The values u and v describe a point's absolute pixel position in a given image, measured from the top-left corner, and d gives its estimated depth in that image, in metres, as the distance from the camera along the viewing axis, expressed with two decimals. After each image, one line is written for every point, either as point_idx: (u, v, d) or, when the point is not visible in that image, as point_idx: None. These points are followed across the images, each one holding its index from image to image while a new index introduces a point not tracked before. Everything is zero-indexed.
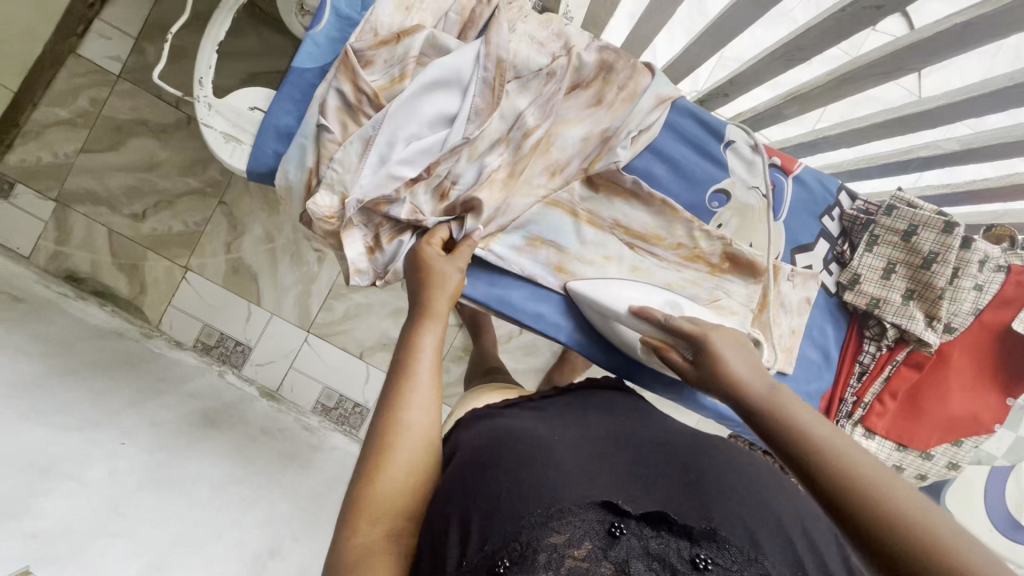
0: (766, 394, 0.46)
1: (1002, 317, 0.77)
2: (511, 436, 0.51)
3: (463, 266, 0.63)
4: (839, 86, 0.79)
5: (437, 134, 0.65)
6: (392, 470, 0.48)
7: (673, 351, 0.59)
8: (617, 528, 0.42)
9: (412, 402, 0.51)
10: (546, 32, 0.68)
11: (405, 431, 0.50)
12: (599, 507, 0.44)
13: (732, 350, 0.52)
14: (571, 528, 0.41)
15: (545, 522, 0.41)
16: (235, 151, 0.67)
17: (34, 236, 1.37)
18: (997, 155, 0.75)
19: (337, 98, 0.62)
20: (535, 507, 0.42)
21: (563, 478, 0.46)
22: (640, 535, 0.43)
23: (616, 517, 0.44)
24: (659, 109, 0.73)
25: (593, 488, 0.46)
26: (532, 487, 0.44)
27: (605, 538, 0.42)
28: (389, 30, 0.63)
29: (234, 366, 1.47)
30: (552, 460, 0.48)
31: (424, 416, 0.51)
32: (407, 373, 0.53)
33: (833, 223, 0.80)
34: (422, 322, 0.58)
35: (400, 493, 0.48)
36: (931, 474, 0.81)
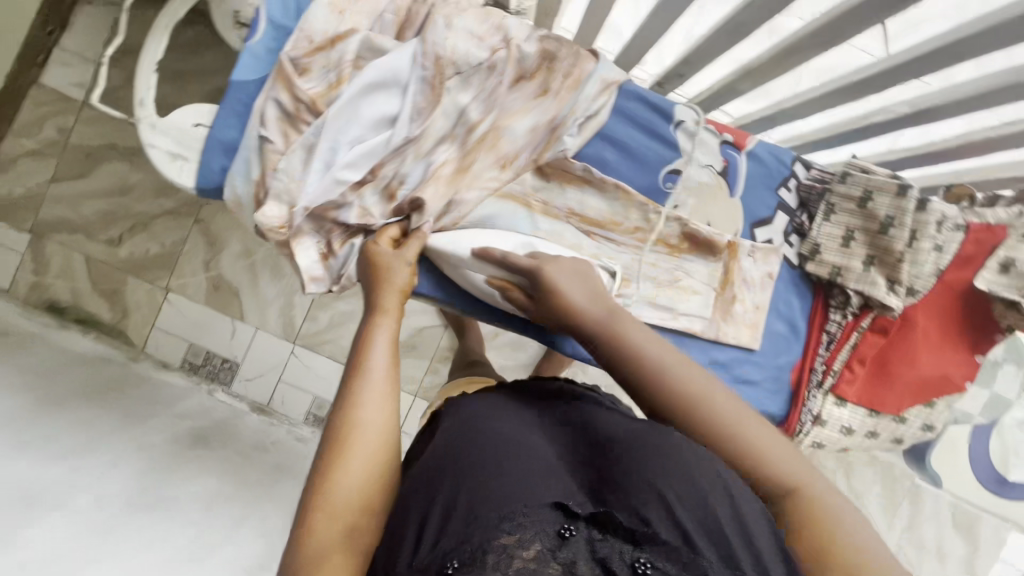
0: (604, 320, 0.57)
1: (963, 276, 0.78)
2: (474, 440, 0.50)
3: (411, 259, 0.63)
4: (785, 57, 0.79)
5: (380, 136, 0.65)
6: (345, 471, 0.47)
7: (517, 291, 0.66)
8: (568, 530, 0.41)
9: (365, 400, 0.50)
10: (486, 25, 0.67)
11: (358, 430, 0.48)
12: (553, 507, 0.42)
13: (568, 277, 0.60)
14: (522, 529, 0.40)
15: (498, 523, 0.40)
16: (183, 168, 0.67)
17: (13, 268, 1.37)
18: (946, 115, 0.75)
19: (276, 108, 0.62)
20: (489, 506, 0.41)
21: (518, 477, 0.44)
22: (590, 538, 0.41)
23: (568, 519, 0.42)
24: (604, 94, 0.74)
25: (552, 486, 0.44)
26: (488, 488, 0.43)
27: (555, 540, 0.40)
28: (323, 36, 0.63)
29: (223, 383, 1.48)
30: (513, 458, 0.46)
31: (379, 414, 0.50)
32: (363, 371, 0.52)
33: (790, 195, 0.80)
34: (373, 319, 0.56)
35: (355, 495, 0.46)
36: (907, 436, 0.82)
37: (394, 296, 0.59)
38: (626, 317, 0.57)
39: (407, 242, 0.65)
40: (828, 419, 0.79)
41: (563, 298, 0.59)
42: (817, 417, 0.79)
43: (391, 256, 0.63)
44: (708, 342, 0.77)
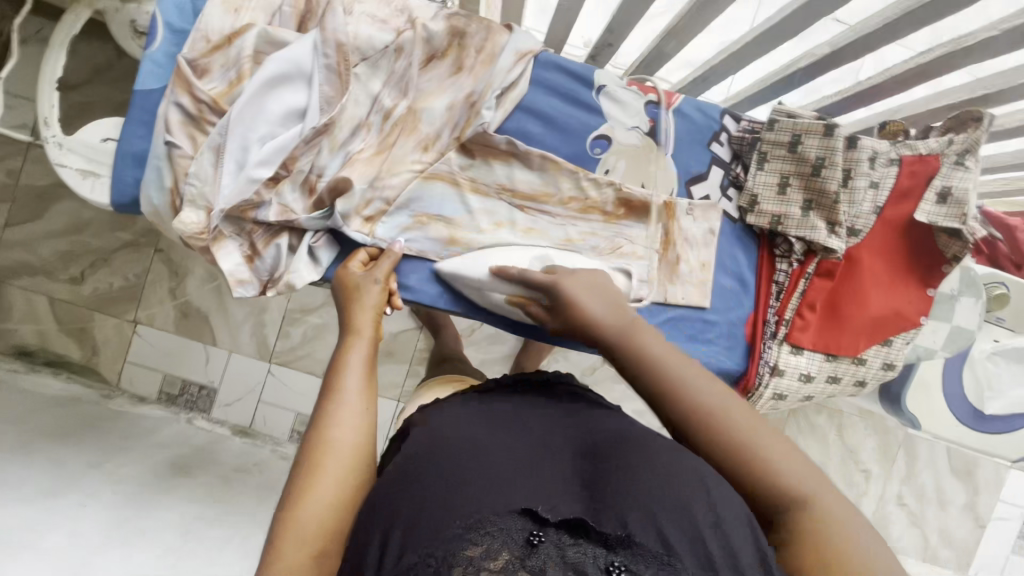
0: (622, 334, 0.55)
1: (903, 209, 0.77)
2: (443, 447, 0.48)
3: (383, 277, 0.64)
4: (700, 12, 0.78)
5: (291, 130, 0.64)
6: (317, 488, 0.47)
7: (534, 304, 0.65)
8: (536, 537, 0.40)
9: (336, 420, 0.50)
10: (389, 9, 0.67)
11: (329, 448, 0.49)
12: (521, 514, 0.41)
13: (586, 291, 0.59)
14: (489, 539, 0.39)
15: (462, 534, 0.39)
16: (95, 186, 0.66)
17: None
18: (865, 49, 0.75)
19: (178, 112, 0.61)
20: (453, 517, 0.40)
21: (485, 486, 0.43)
22: (559, 544, 0.39)
23: (537, 525, 0.41)
24: (521, 64, 0.72)
25: (518, 493, 0.43)
26: (454, 499, 0.42)
27: (524, 547, 0.39)
28: (221, 34, 0.62)
29: (202, 411, 1.45)
30: (478, 465, 0.45)
31: (352, 433, 0.50)
32: (335, 393, 0.52)
33: (723, 148, 0.79)
34: (346, 339, 0.57)
35: (325, 513, 0.46)
36: (869, 377, 0.81)
37: (370, 318, 0.59)
38: (647, 328, 0.56)
39: (377, 261, 0.65)
40: (786, 368, 0.77)
41: (587, 319, 0.57)
42: (773, 369, 0.77)
43: (360, 275, 0.63)
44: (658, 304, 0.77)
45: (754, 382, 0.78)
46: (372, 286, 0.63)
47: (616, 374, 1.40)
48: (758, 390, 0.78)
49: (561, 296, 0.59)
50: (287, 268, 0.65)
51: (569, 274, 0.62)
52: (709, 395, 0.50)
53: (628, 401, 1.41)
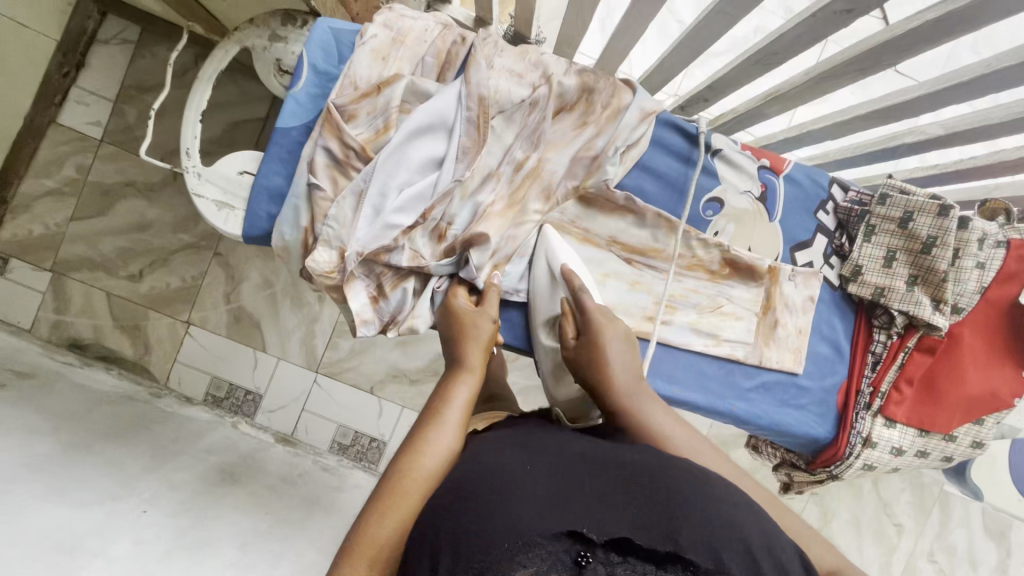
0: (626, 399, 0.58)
1: (1007, 292, 0.77)
2: (494, 461, 0.46)
3: (495, 315, 0.64)
4: (814, 86, 0.79)
5: (428, 178, 0.65)
6: (397, 511, 0.46)
7: (570, 319, 0.65)
8: (584, 558, 0.39)
9: (429, 449, 0.50)
10: (524, 63, 0.69)
11: (409, 471, 0.48)
12: (568, 536, 0.40)
13: (619, 342, 0.60)
14: (538, 562, 0.38)
15: (512, 555, 0.37)
16: (229, 217, 0.67)
17: (32, 308, 1.36)
18: (981, 135, 0.75)
19: (325, 155, 0.63)
20: (503, 535, 0.38)
21: (531, 504, 0.40)
22: (607, 564, 0.40)
23: (584, 545, 0.40)
24: (644, 123, 0.73)
25: (565, 512, 0.41)
26: (504, 511, 0.40)
27: (571, 569, 0.39)
28: (368, 82, 0.64)
29: (246, 416, 1.46)
30: (526, 483, 0.43)
31: (436, 463, 0.49)
32: (435, 421, 0.53)
33: (828, 217, 0.80)
34: (454, 372, 0.57)
35: (396, 536, 0.45)
36: (957, 454, 0.81)
37: (477, 347, 0.60)
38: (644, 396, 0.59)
39: (486, 294, 0.65)
40: (878, 440, 0.78)
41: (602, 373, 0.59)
42: (868, 440, 0.78)
43: (474, 312, 0.63)
44: (753, 366, 0.78)
45: (844, 452, 0.79)
46: (484, 323, 0.62)
47: None
48: (847, 460, 0.79)
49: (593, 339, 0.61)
50: (412, 312, 0.67)
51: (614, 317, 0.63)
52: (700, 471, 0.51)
53: None
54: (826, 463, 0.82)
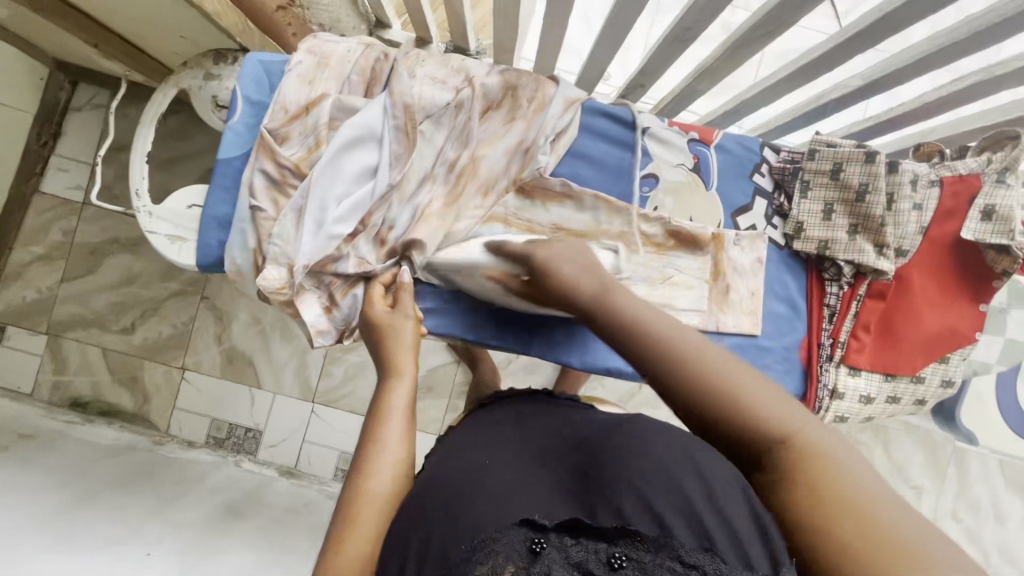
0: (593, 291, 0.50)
1: (949, 229, 0.78)
2: (447, 479, 0.50)
3: (412, 312, 0.65)
4: (734, 53, 0.81)
5: (364, 187, 0.69)
6: (356, 536, 0.46)
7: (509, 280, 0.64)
8: (538, 544, 0.38)
9: (374, 468, 0.50)
10: (446, 70, 0.73)
11: (363, 497, 0.48)
12: (519, 525, 0.40)
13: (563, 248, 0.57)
14: (493, 557, 0.38)
15: (470, 556, 0.39)
16: (182, 249, 0.70)
17: (32, 372, 1.40)
18: (898, 80, 0.77)
19: (262, 178, 0.66)
20: (461, 540, 0.41)
21: (485, 508, 0.44)
22: (562, 546, 0.38)
23: (537, 532, 0.40)
24: (570, 110, 0.77)
25: (516, 507, 0.43)
26: (460, 520, 0.43)
27: (527, 557, 0.38)
28: (298, 104, 0.68)
29: (249, 453, 1.48)
30: (481, 491, 0.46)
31: (387, 476, 0.50)
32: (375, 439, 0.53)
33: (765, 179, 0.82)
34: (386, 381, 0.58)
35: (362, 558, 0.45)
36: (929, 396, 0.81)
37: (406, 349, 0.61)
38: (620, 289, 0.50)
39: (398, 297, 0.66)
40: (844, 391, 0.79)
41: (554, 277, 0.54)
42: (834, 391, 0.79)
43: (388, 317, 0.64)
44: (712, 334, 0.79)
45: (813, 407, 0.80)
46: (402, 323, 0.64)
47: (658, 400, 1.38)
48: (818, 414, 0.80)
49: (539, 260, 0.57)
50: None
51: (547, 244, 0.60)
52: (691, 337, 0.42)
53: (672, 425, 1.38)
54: None
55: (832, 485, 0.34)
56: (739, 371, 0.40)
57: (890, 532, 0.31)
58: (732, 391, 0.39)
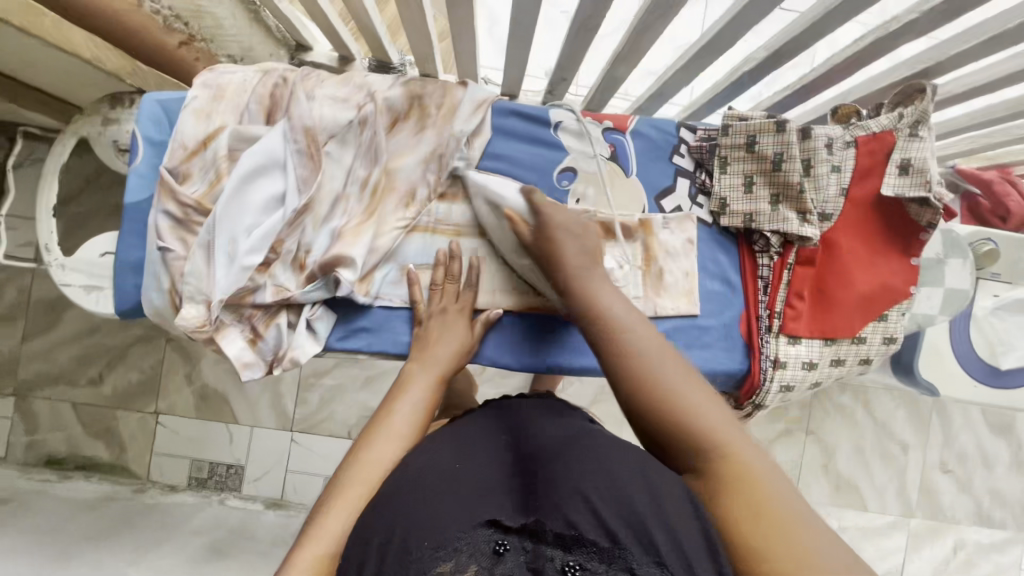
0: (585, 281, 0.61)
1: (869, 188, 0.79)
2: (416, 469, 0.48)
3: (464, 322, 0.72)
4: (639, 38, 0.82)
5: (274, 215, 0.68)
6: (332, 510, 0.48)
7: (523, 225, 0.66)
8: (501, 546, 0.39)
9: (373, 443, 0.54)
10: (348, 87, 0.72)
11: (365, 466, 0.52)
12: (486, 526, 0.40)
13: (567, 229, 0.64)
14: (455, 554, 0.39)
15: (431, 553, 0.38)
16: (100, 298, 0.70)
17: (4, 435, 1.38)
18: (799, 47, 0.77)
19: (167, 219, 0.66)
20: (420, 535, 0.40)
21: (447, 504, 0.42)
22: (523, 551, 0.39)
23: (501, 533, 0.40)
24: (480, 112, 0.77)
25: (484, 505, 0.43)
26: (418, 515, 0.42)
27: (490, 559, 0.39)
28: (196, 140, 0.67)
29: (233, 490, 1.43)
30: (446, 485, 0.45)
31: (375, 460, 0.53)
32: (383, 424, 0.58)
33: (685, 159, 0.82)
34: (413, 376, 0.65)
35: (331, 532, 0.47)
36: (873, 355, 0.81)
37: (448, 347, 0.69)
38: (609, 287, 0.61)
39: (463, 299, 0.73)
40: (785, 360, 0.79)
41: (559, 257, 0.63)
42: (775, 362, 0.79)
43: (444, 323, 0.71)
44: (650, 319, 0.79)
45: (759, 380, 0.79)
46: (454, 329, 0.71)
47: None
48: (764, 386, 0.79)
49: (547, 225, 0.64)
50: (291, 345, 0.69)
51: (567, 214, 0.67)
52: (651, 352, 0.54)
53: None
54: (750, 394, 0.82)
55: (742, 479, 0.45)
56: (691, 394, 0.51)
57: (775, 511, 0.42)
58: (671, 403, 0.50)
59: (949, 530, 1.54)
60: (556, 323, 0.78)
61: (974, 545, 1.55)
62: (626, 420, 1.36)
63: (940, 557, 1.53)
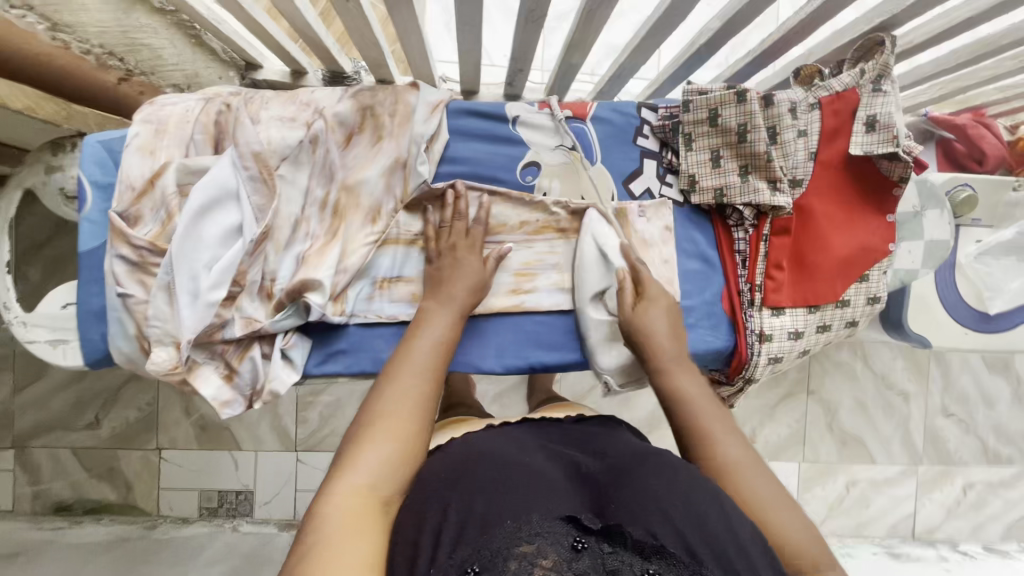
0: (672, 364, 0.65)
1: (838, 148, 0.77)
2: (490, 458, 0.52)
3: (479, 257, 0.71)
4: (589, 21, 0.79)
5: (234, 247, 0.66)
6: (372, 448, 0.51)
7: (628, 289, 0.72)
8: (580, 542, 0.43)
9: (394, 387, 0.56)
10: (294, 107, 0.71)
11: (389, 411, 0.54)
12: (564, 520, 0.44)
13: (662, 315, 0.69)
14: (539, 540, 0.42)
15: (518, 534, 0.42)
16: (67, 350, 0.68)
17: (9, 487, 1.36)
18: (753, 13, 0.75)
19: (122, 264, 0.64)
20: (508, 518, 0.44)
21: (534, 496, 0.46)
22: (599, 552, 0.42)
23: (580, 531, 0.44)
24: (435, 115, 0.75)
25: (561, 503, 0.46)
26: (507, 501, 0.46)
27: (569, 552, 0.42)
28: (142, 179, 0.65)
29: (246, 515, 1.41)
30: (525, 477, 0.49)
31: (406, 398, 0.56)
32: (400, 359, 0.60)
33: (649, 140, 0.81)
34: (427, 311, 0.65)
35: (373, 470, 0.50)
36: (858, 316, 0.81)
37: (463, 285, 0.68)
38: (688, 371, 0.64)
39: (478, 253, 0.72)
40: (771, 332, 0.77)
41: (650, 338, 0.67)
42: (760, 335, 0.78)
43: (459, 259, 0.70)
44: None
45: (746, 355, 0.79)
46: (473, 273, 0.69)
47: None
48: (753, 361, 0.78)
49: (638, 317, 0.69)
50: (266, 376, 0.68)
51: (663, 295, 0.71)
52: (735, 453, 0.55)
53: (649, 391, 1.37)
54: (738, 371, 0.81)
55: None
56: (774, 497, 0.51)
57: None
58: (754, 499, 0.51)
59: (957, 473, 1.55)
60: (538, 321, 0.77)
61: (983, 485, 1.56)
62: (626, 403, 1.36)
63: (950, 500, 1.54)
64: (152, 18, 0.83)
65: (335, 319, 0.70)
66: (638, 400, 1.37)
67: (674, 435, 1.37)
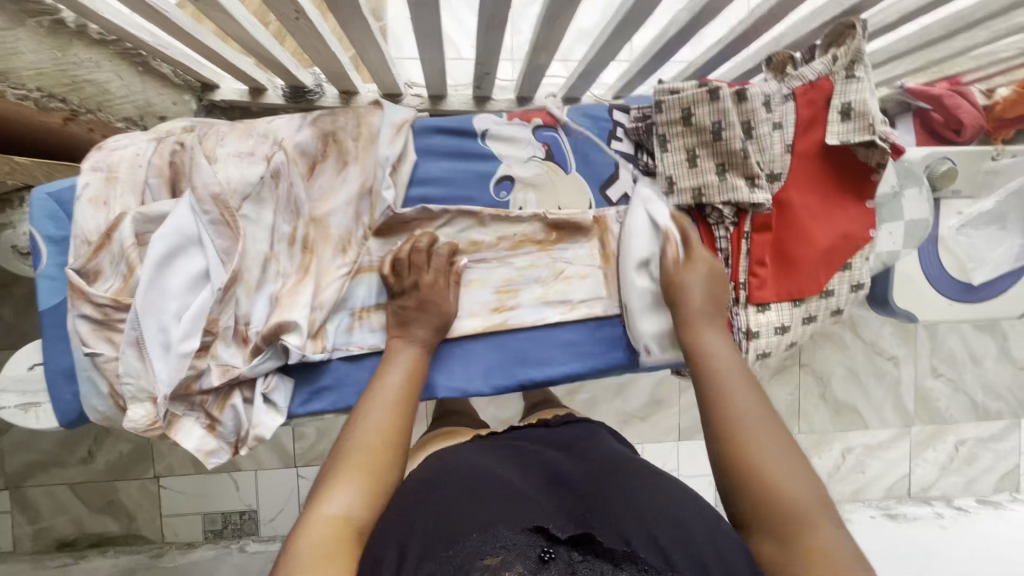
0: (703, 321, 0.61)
1: (814, 138, 0.76)
2: (458, 473, 0.50)
3: (442, 279, 0.69)
4: (552, 23, 0.76)
5: (201, 293, 0.64)
6: (345, 484, 0.48)
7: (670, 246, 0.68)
8: (548, 553, 0.40)
9: (366, 423, 0.54)
10: (252, 141, 0.68)
11: (361, 444, 0.52)
12: (533, 531, 0.42)
13: (701, 280, 0.63)
14: (504, 552, 0.40)
15: (480, 546, 0.40)
16: (39, 414, 0.66)
17: (7, 530, 1.31)
18: (720, 4, 0.73)
19: (86, 322, 0.61)
20: (470, 532, 0.42)
21: (497, 511, 0.44)
22: (570, 560, 0.40)
23: (548, 542, 0.42)
24: (400, 136, 0.72)
25: (531, 514, 0.44)
26: (472, 517, 0.43)
27: (536, 563, 0.40)
28: (98, 231, 0.63)
29: (252, 534, 1.37)
30: (491, 492, 0.47)
31: (377, 433, 0.53)
32: (370, 397, 0.58)
33: (624, 144, 0.80)
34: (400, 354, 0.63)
35: (349, 507, 0.47)
36: (843, 304, 0.80)
37: (425, 325, 0.66)
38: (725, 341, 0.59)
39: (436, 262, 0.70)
40: (758, 329, 0.76)
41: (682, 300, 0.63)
42: (748, 333, 0.76)
43: (426, 284, 0.68)
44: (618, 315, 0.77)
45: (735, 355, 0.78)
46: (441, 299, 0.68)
47: None
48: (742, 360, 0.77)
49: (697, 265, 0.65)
50: (250, 422, 0.66)
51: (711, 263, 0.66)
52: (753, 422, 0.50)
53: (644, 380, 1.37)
54: None
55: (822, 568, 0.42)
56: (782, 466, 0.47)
57: None
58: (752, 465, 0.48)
59: (948, 431, 1.58)
60: (523, 337, 0.76)
61: (974, 440, 1.59)
62: (621, 394, 1.36)
63: (942, 457, 1.57)
64: (92, 52, 0.80)
65: (314, 357, 0.68)
66: (633, 390, 1.37)
67: (670, 421, 1.38)
